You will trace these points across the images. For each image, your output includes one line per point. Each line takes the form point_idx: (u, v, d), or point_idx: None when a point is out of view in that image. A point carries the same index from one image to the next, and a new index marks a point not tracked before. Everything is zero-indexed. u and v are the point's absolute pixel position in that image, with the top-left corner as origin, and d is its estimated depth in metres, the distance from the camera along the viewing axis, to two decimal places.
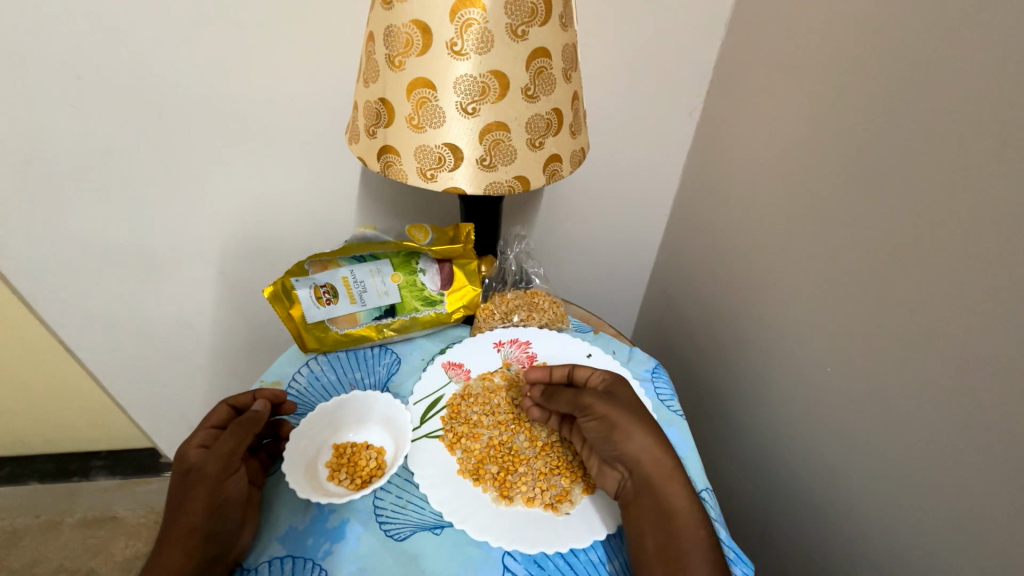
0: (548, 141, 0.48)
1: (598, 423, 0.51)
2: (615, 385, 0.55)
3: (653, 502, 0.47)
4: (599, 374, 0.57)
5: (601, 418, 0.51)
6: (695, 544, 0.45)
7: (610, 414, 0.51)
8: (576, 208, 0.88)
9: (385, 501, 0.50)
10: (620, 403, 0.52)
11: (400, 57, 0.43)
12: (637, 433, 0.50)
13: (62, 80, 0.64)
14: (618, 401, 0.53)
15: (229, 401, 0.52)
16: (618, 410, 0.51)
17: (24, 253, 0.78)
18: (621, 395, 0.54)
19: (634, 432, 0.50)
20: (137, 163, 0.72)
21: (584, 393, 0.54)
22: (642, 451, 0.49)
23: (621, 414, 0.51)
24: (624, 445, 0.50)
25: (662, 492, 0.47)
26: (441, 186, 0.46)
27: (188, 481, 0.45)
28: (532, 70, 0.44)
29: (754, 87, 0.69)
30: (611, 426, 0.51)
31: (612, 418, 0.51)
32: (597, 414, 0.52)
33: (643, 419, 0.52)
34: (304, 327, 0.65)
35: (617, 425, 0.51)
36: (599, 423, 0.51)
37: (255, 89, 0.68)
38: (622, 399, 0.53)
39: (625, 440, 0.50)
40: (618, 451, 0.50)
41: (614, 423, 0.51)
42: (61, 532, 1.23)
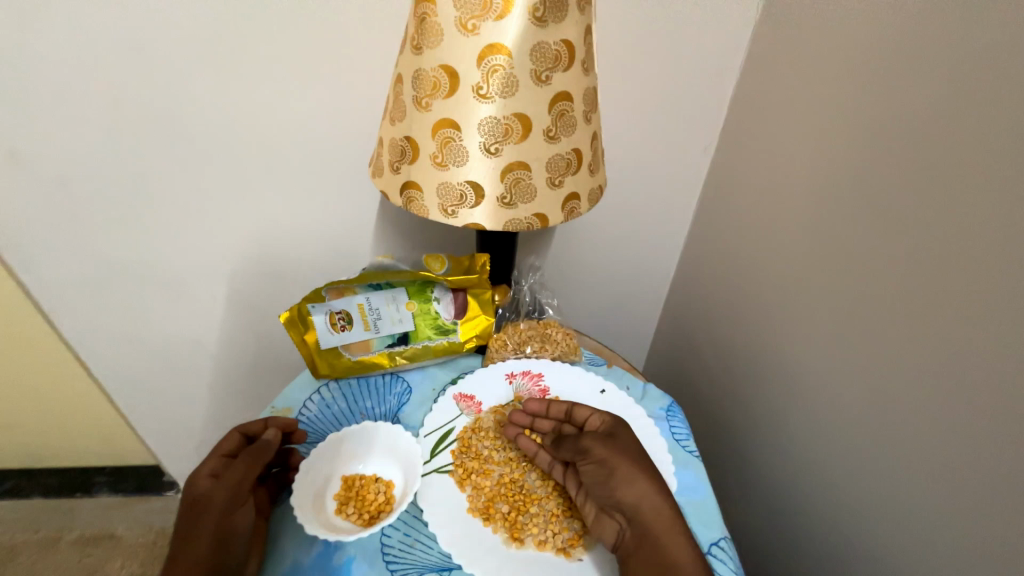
0: (568, 179, 0.49)
1: (595, 467, 0.50)
2: (616, 427, 0.54)
3: (653, 555, 0.45)
4: (598, 416, 0.55)
5: (598, 461, 0.50)
6: None
7: (608, 458, 0.50)
8: (590, 239, 0.89)
9: (393, 538, 0.49)
10: (620, 447, 0.51)
11: (427, 99, 0.44)
12: (635, 480, 0.48)
13: (104, 107, 0.67)
14: (617, 444, 0.51)
15: (240, 428, 0.51)
16: (617, 454, 0.50)
17: (53, 269, 0.81)
18: (623, 437, 0.52)
19: (632, 478, 0.48)
20: (167, 187, 0.75)
21: (583, 435, 0.52)
22: (643, 499, 0.47)
23: (618, 458, 0.50)
24: (622, 492, 0.48)
25: (661, 544, 0.45)
26: (461, 222, 0.47)
27: (195, 512, 0.44)
28: (554, 112, 0.45)
29: (769, 127, 0.70)
30: (609, 471, 0.49)
31: (609, 463, 0.49)
32: (595, 458, 0.50)
33: (645, 463, 0.50)
34: (318, 353, 0.65)
35: (616, 471, 0.49)
36: (597, 468, 0.50)
37: (283, 120, 0.71)
38: (622, 441, 0.52)
39: (623, 486, 0.48)
40: (616, 498, 0.48)
41: (613, 468, 0.49)
42: (59, 549, 1.22)
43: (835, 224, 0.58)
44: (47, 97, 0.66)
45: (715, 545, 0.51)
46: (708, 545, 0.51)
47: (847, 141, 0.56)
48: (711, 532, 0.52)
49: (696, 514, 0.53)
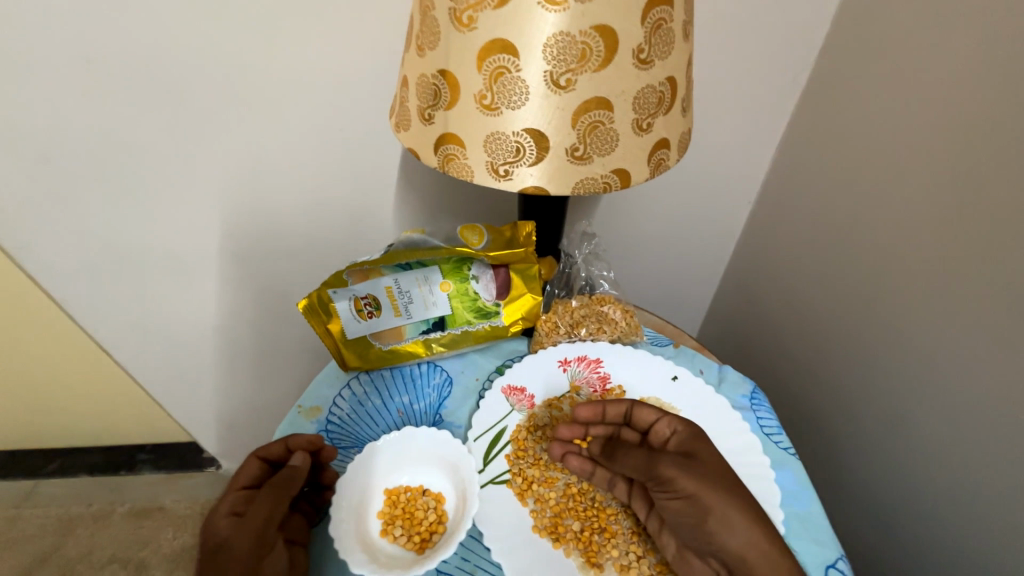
0: (658, 121, 0.36)
1: (683, 502, 0.41)
2: (695, 442, 0.44)
3: None
4: (668, 423, 0.46)
5: (686, 497, 0.41)
6: None
7: (698, 492, 0.41)
8: (646, 196, 0.76)
9: (449, 564, 0.41)
10: (709, 475, 0.41)
11: (470, 12, 0.31)
12: (735, 521, 0.39)
13: (66, 62, 0.55)
14: (705, 471, 0.41)
15: (259, 452, 0.44)
16: (709, 486, 0.41)
17: (47, 256, 0.72)
18: (706, 459, 0.43)
19: (731, 519, 0.39)
20: (154, 159, 0.64)
21: (660, 459, 0.43)
22: (748, 546, 0.38)
23: (710, 491, 0.40)
24: (723, 537, 0.39)
25: None
26: (517, 186, 0.36)
27: (216, 563, 0.37)
28: (649, 23, 0.32)
29: None
30: (703, 511, 0.40)
31: (701, 500, 0.40)
32: (682, 491, 0.41)
33: (740, 495, 0.41)
34: (344, 344, 0.57)
35: (711, 510, 0.40)
36: (685, 503, 0.41)
37: (282, 68, 0.59)
38: (709, 468, 0.42)
39: (723, 528, 0.39)
40: (713, 543, 0.39)
41: (707, 506, 0.40)
42: (112, 522, 1.25)
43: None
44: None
45: (833, 568, 0.42)
46: (824, 569, 0.42)
47: None
48: (825, 552, 0.43)
49: (806, 528, 0.45)
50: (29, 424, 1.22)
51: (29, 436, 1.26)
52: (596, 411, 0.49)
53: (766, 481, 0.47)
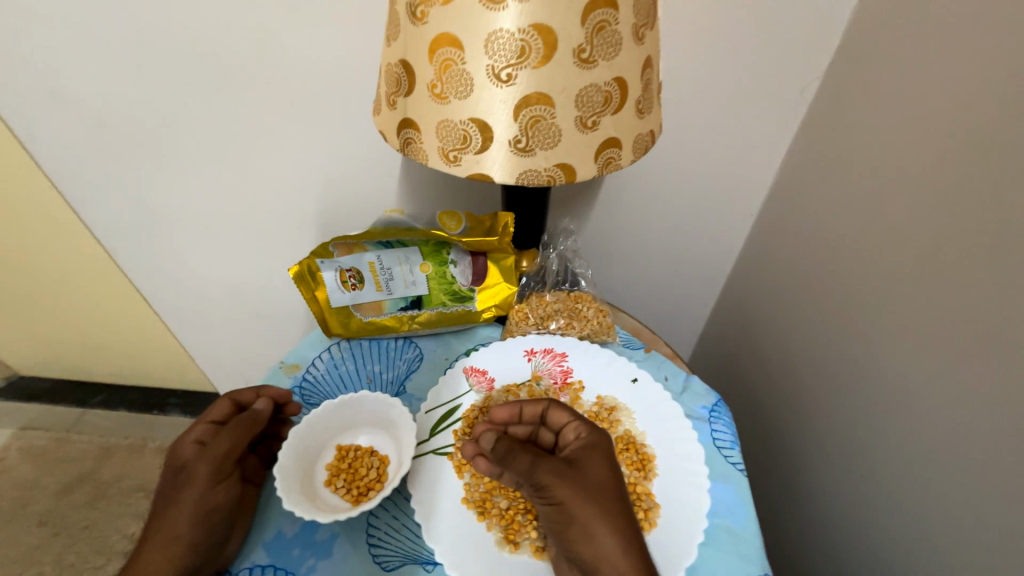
0: (605, 121, 0.37)
1: (554, 509, 0.41)
2: (586, 452, 0.43)
3: None
4: (574, 428, 0.46)
5: (557, 504, 0.41)
6: None
7: (569, 502, 0.41)
8: (643, 201, 0.75)
9: (379, 520, 0.45)
10: (585, 486, 0.41)
11: (423, 7, 0.34)
12: (597, 534, 0.39)
13: (117, 37, 0.63)
14: (583, 483, 0.41)
15: (233, 394, 0.48)
16: (581, 497, 0.40)
17: (98, 209, 0.82)
18: (591, 470, 0.42)
19: (594, 532, 0.39)
20: (188, 130, 0.71)
21: (541, 465, 0.43)
22: (605, 561, 0.38)
23: (581, 503, 0.40)
24: (583, 547, 0.39)
25: None
26: (465, 172, 0.38)
27: (178, 481, 0.42)
28: (590, 25, 0.33)
29: (898, 59, 0.51)
30: (569, 519, 0.40)
31: (569, 509, 0.40)
32: (554, 499, 0.41)
33: (613, 511, 0.40)
34: (328, 310, 0.62)
35: (577, 520, 0.40)
36: (556, 510, 0.41)
37: (297, 52, 0.63)
38: (588, 479, 0.42)
39: (587, 539, 0.39)
40: (575, 551, 0.40)
41: (573, 516, 0.40)
42: (143, 454, 1.38)
43: (978, 198, 0.42)
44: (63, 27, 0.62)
45: None
46: None
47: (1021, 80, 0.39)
48: (746, 568, 0.43)
49: (732, 542, 0.44)
50: (85, 359, 1.39)
51: (82, 368, 1.43)
52: (512, 412, 0.50)
53: (702, 492, 0.47)
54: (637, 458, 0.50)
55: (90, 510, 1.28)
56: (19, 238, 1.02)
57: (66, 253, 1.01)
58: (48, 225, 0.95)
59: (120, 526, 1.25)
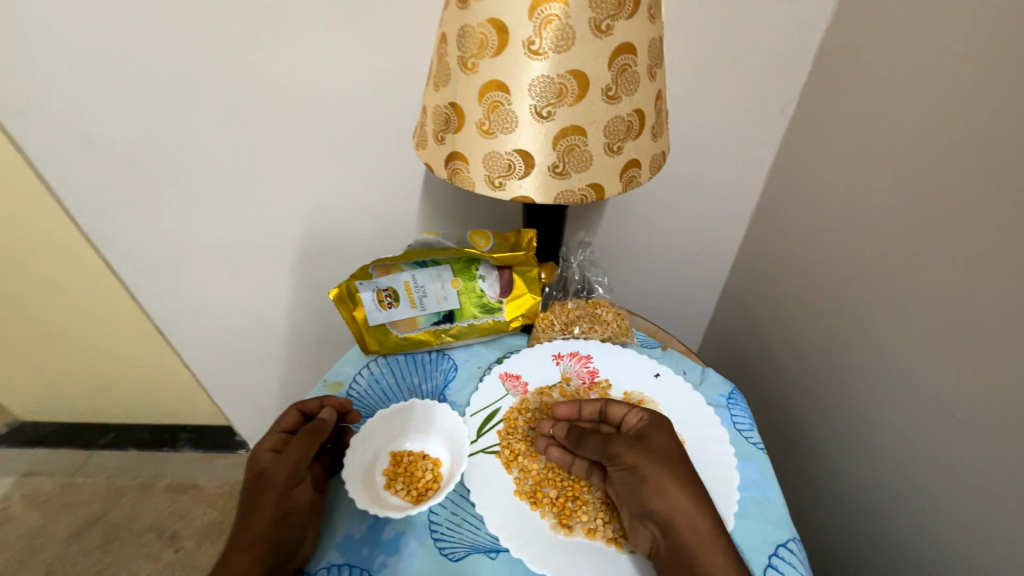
0: (628, 145, 0.44)
1: (625, 474, 0.46)
2: (651, 427, 0.49)
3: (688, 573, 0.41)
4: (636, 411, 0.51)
5: (628, 469, 0.46)
6: None
7: (638, 465, 0.46)
8: (646, 213, 0.82)
9: (440, 516, 0.49)
10: (651, 452, 0.47)
11: (473, 59, 0.40)
12: (668, 489, 0.44)
13: (160, 87, 0.66)
14: (650, 449, 0.47)
15: (298, 406, 0.53)
16: (650, 460, 0.46)
17: (126, 249, 0.84)
18: (655, 440, 0.48)
19: (664, 488, 0.44)
20: (218, 170, 0.75)
21: (612, 439, 0.49)
22: (676, 511, 0.43)
23: (649, 464, 0.46)
24: (654, 503, 0.44)
25: (699, 561, 0.41)
26: (509, 196, 0.44)
27: (258, 486, 0.46)
28: (615, 68, 0.39)
29: (866, 82, 0.59)
30: (640, 480, 0.45)
31: (640, 471, 0.46)
32: (625, 464, 0.47)
33: (677, 470, 0.45)
34: (366, 329, 0.66)
35: (647, 479, 0.45)
36: (628, 475, 0.46)
37: (327, 96, 0.68)
38: (655, 446, 0.47)
39: (658, 496, 0.44)
40: (647, 508, 0.44)
41: (644, 476, 0.45)
42: (153, 494, 1.37)
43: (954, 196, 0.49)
44: (99, 79, 0.65)
45: (783, 547, 0.47)
46: (775, 547, 0.47)
47: (973, 100, 0.46)
48: (777, 533, 0.48)
49: (761, 511, 0.49)
50: (93, 400, 1.38)
51: (89, 408, 1.41)
52: (574, 409, 0.55)
53: (730, 469, 0.52)
54: None
55: (101, 555, 1.25)
56: (37, 281, 1.04)
57: (88, 291, 1.04)
58: (73, 264, 0.98)
59: (133, 569, 1.23)
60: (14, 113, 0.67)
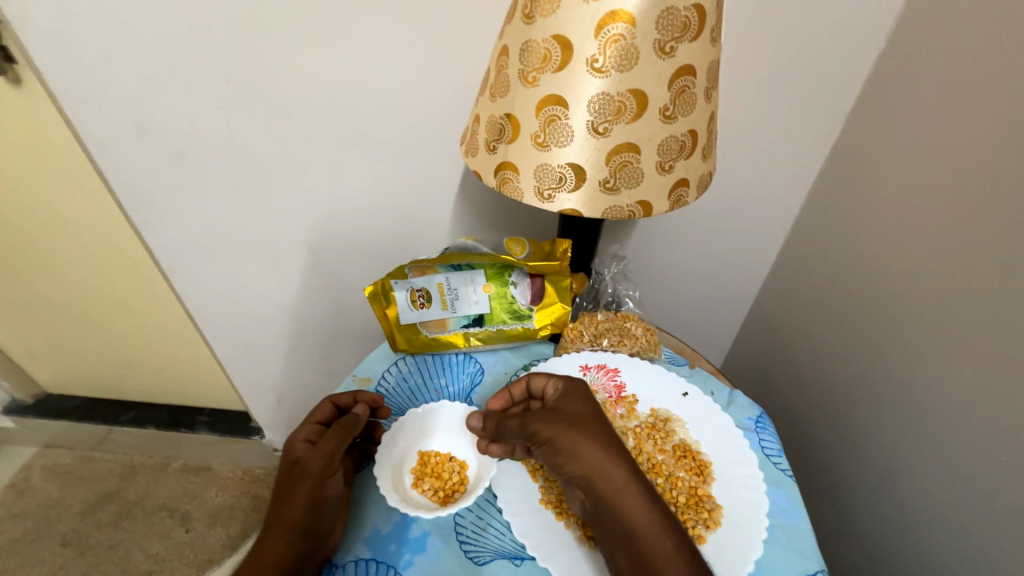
0: (679, 164, 0.44)
1: (545, 446, 0.49)
2: (564, 397, 0.52)
3: (613, 523, 0.44)
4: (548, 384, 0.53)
5: (546, 441, 0.49)
6: (664, 559, 0.42)
7: (553, 435, 0.48)
8: (680, 230, 0.82)
9: (466, 519, 0.50)
10: (562, 420, 0.49)
11: (535, 73, 0.41)
12: (581, 450, 0.47)
13: (214, 82, 0.68)
14: (562, 418, 0.49)
15: (333, 398, 0.55)
16: (561, 428, 0.48)
17: (168, 235, 0.87)
18: (567, 408, 0.50)
19: (578, 452, 0.47)
20: (262, 164, 0.77)
21: (527, 416, 0.51)
22: (592, 468, 0.46)
23: (563, 432, 0.48)
24: (572, 466, 0.47)
25: (619, 511, 0.44)
26: (557, 208, 0.44)
27: (294, 474, 0.48)
28: (674, 89, 0.40)
29: (919, 115, 0.59)
30: (557, 449, 0.48)
31: (555, 441, 0.48)
32: (542, 438, 0.49)
33: (591, 431, 0.48)
34: (397, 327, 0.67)
35: (562, 447, 0.48)
36: (547, 447, 0.49)
37: (375, 98, 0.70)
38: (567, 415, 0.50)
39: (575, 460, 0.47)
40: (568, 473, 0.47)
41: (559, 445, 0.48)
42: (167, 474, 1.40)
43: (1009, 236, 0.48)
44: (158, 71, 0.67)
45: None
46: None
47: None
48: (807, 564, 0.47)
49: (790, 540, 0.49)
50: (117, 377, 1.41)
51: (113, 385, 1.44)
52: (505, 397, 0.55)
53: (759, 493, 0.52)
54: (695, 464, 0.55)
55: (114, 531, 1.28)
56: (76, 259, 1.07)
57: (126, 272, 1.07)
58: (114, 245, 1.01)
59: (144, 546, 1.26)
60: (74, 99, 0.69)
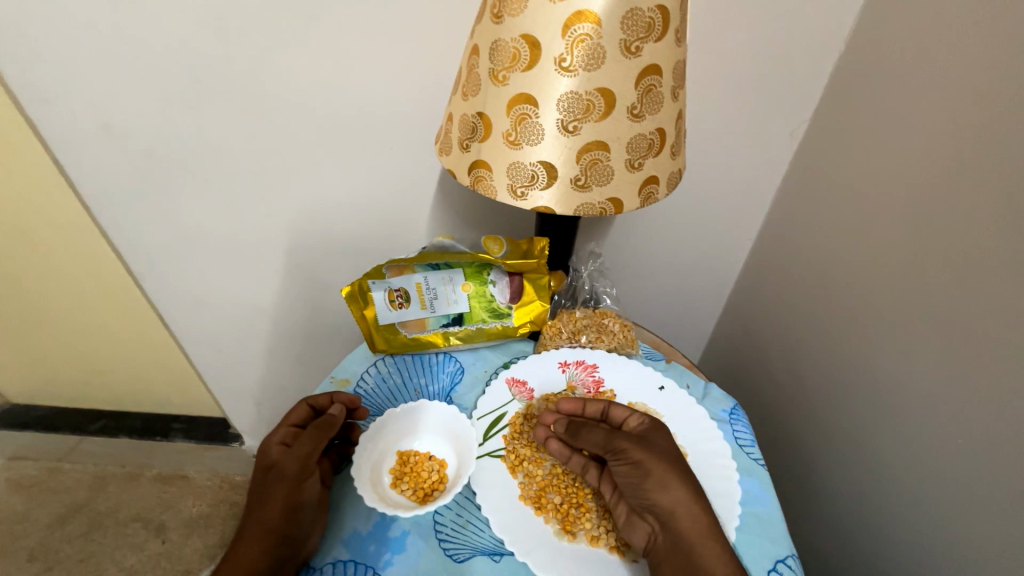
0: (648, 162, 0.45)
1: (629, 468, 0.48)
2: (656, 429, 0.52)
3: (686, 563, 0.43)
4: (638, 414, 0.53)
5: (634, 462, 0.48)
6: None
7: (645, 460, 0.48)
8: (656, 228, 0.84)
9: (445, 517, 0.50)
10: (658, 449, 0.49)
11: (504, 72, 0.41)
12: (671, 484, 0.46)
13: (183, 80, 0.66)
14: (655, 447, 0.49)
15: (308, 401, 0.54)
16: (656, 457, 0.48)
17: (136, 237, 0.84)
18: (662, 440, 0.50)
19: (668, 483, 0.47)
20: (234, 164, 0.75)
21: (618, 435, 0.50)
22: (679, 505, 0.46)
23: (656, 461, 0.48)
24: (657, 496, 0.46)
25: (696, 552, 0.43)
26: (530, 206, 0.45)
27: (269, 478, 0.47)
28: (641, 88, 0.41)
29: (879, 114, 0.62)
30: (645, 474, 0.47)
31: (646, 465, 0.47)
32: (630, 459, 0.48)
33: (682, 468, 0.48)
34: (376, 328, 0.67)
35: (653, 474, 0.47)
36: (631, 469, 0.48)
37: (350, 98, 0.69)
38: (661, 445, 0.49)
39: (660, 489, 0.46)
40: (650, 501, 0.46)
41: (649, 471, 0.47)
42: (140, 484, 1.35)
43: (968, 230, 0.50)
44: (123, 69, 0.65)
45: (781, 563, 0.48)
46: (773, 562, 0.48)
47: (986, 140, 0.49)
48: (776, 549, 0.49)
49: (761, 526, 0.50)
50: (86, 385, 1.36)
51: (82, 394, 1.39)
52: (577, 405, 0.56)
53: (733, 483, 0.53)
54: None
55: (85, 544, 1.24)
56: (40, 263, 1.03)
57: (94, 276, 1.03)
58: (80, 247, 0.97)
59: (117, 558, 1.22)
60: (33, 96, 0.67)
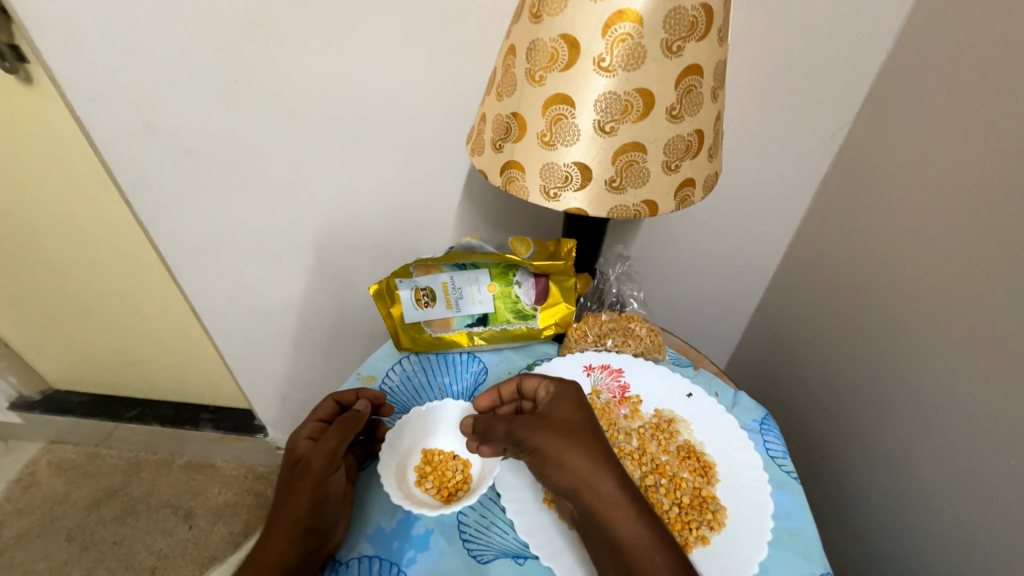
0: (685, 164, 0.44)
1: (533, 456, 0.48)
2: (555, 403, 0.51)
3: (603, 537, 0.44)
4: (541, 390, 0.53)
5: (532, 450, 0.48)
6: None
7: (539, 444, 0.47)
8: (685, 231, 0.82)
9: (469, 517, 0.50)
10: (551, 428, 0.48)
11: (542, 72, 0.41)
12: (567, 462, 0.46)
13: (220, 80, 0.68)
14: (551, 426, 0.48)
15: (335, 396, 0.55)
16: (550, 436, 0.48)
17: (174, 233, 0.87)
18: (560, 414, 0.50)
19: (565, 463, 0.46)
20: (268, 162, 0.77)
21: (516, 423, 0.50)
22: (580, 481, 0.45)
23: (551, 441, 0.47)
24: (558, 478, 0.46)
25: (610, 525, 0.44)
26: (563, 207, 0.44)
27: (296, 471, 0.48)
28: (681, 88, 0.40)
29: (926, 116, 0.59)
30: (544, 458, 0.47)
31: (540, 450, 0.47)
32: (528, 446, 0.48)
33: (578, 439, 0.47)
34: (401, 326, 0.67)
35: (548, 456, 0.47)
36: (534, 456, 0.48)
37: (380, 97, 0.70)
38: (557, 421, 0.49)
39: (559, 471, 0.46)
40: (556, 483, 0.47)
41: (546, 454, 0.47)
42: (171, 471, 1.41)
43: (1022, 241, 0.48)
44: (165, 70, 0.67)
45: None
46: None
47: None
48: (812, 566, 0.47)
49: (796, 542, 0.49)
50: (123, 374, 1.42)
51: (119, 383, 1.45)
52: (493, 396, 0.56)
53: (764, 495, 0.51)
54: (699, 465, 0.55)
55: (118, 526, 1.29)
56: (83, 256, 1.08)
57: (132, 269, 1.07)
58: (121, 241, 1.01)
59: (148, 542, 1.26)
60: (83, 97, 0.70)
